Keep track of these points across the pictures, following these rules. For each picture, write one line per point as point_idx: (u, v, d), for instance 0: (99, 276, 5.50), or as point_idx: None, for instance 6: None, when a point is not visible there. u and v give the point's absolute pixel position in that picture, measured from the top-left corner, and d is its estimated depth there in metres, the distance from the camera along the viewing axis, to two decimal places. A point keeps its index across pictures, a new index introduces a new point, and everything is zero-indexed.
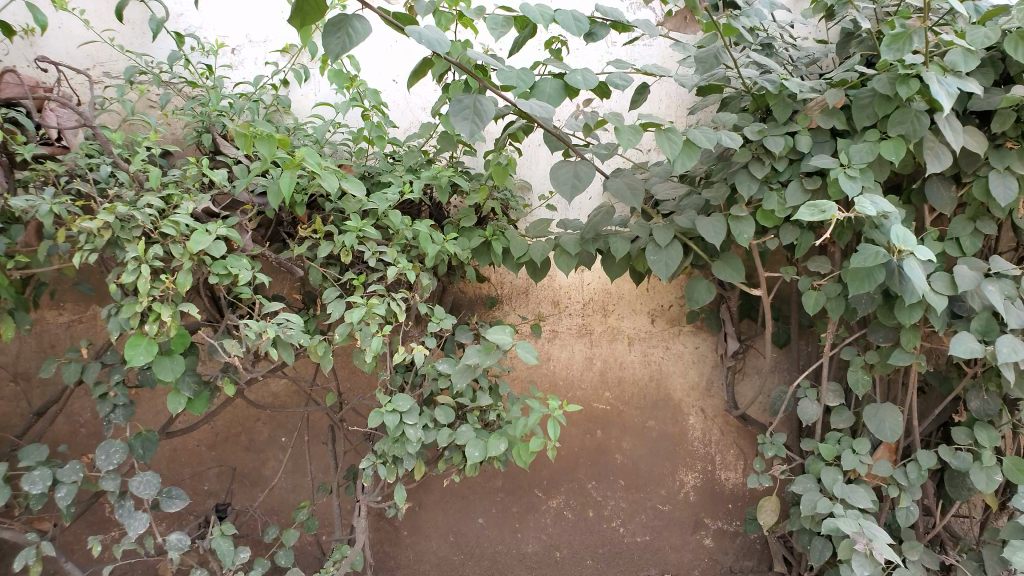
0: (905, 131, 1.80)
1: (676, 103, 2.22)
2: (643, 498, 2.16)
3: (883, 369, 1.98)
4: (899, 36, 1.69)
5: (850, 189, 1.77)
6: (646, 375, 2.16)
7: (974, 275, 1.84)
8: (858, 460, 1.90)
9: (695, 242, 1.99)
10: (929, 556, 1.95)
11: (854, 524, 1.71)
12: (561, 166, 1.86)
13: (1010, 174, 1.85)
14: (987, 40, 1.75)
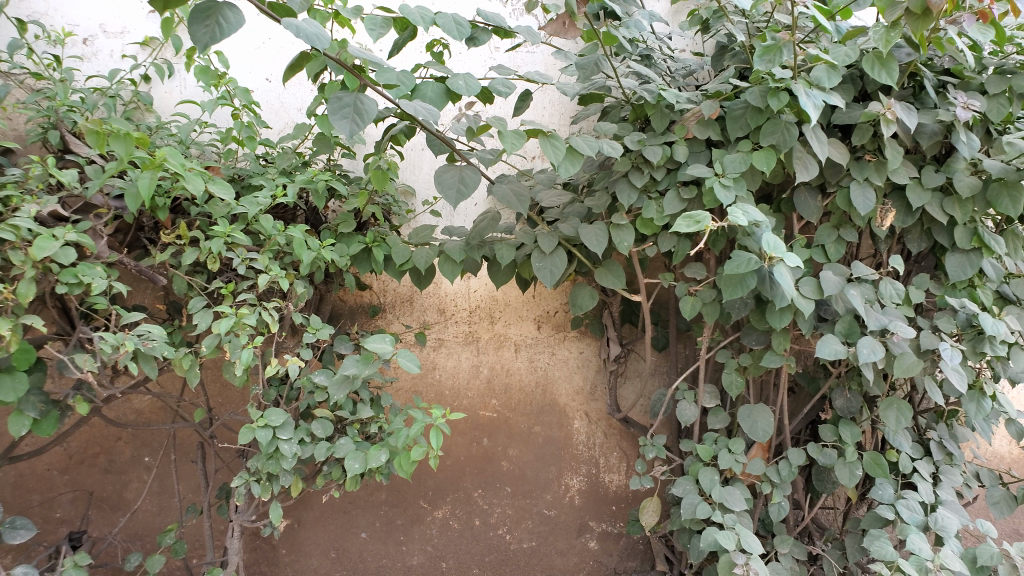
0: (776, 142, 1.88)
1: (559, 111, 2.24)
2: (529, 503, 2.17)
3: (756, 371, 2.06)
4: (770, 49, 1.78)
5: (724, 198, 1.84)
6: (533, 381, 2.16)
7: (838, 281, 1.94)
8: (734, 459, 1.98)
9: (579, 250, 2.01)
10: (798, 548, 2.05)
11: (734, 541, 1.80)
12: (446, 170, 1.82)
13: (869, 185, 1.95)
14: (846, 57, 1.83)
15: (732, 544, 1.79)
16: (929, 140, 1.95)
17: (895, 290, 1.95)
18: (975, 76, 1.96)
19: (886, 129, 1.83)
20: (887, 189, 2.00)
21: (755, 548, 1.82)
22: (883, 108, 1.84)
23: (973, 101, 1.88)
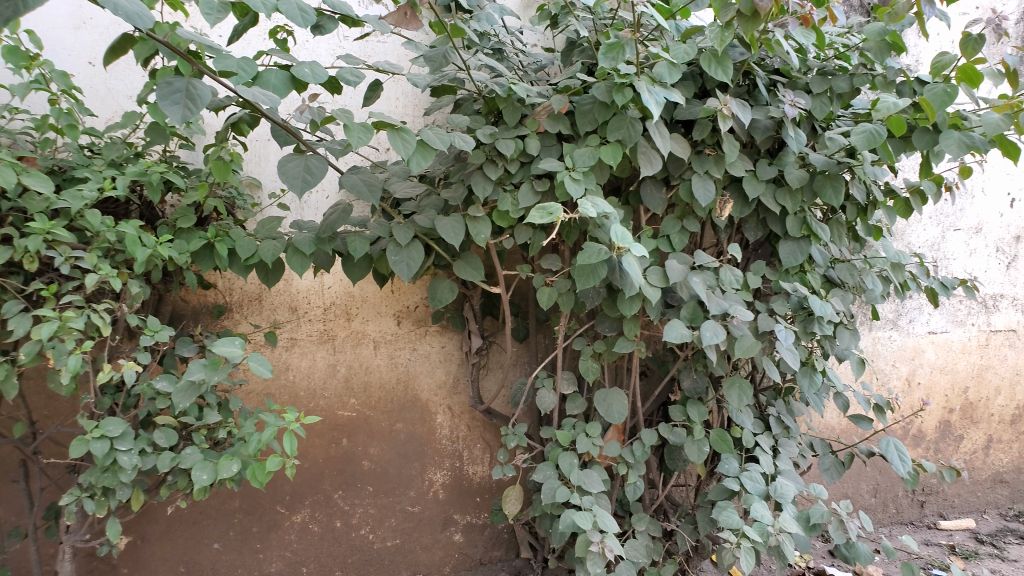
0: (622, 136, 1.96)
1: (412, 104, 2.22)
2: (391, 502, 2.21)
3: (611, 357, 2.15)
4: (614, 46, 1.86)
5: (575, 191, 1.90)
6: (393, 378, 2.19)
7: (682, 269, 2.04)
8: (591, 442, 2.06)
9: (435, 243, 2.02)
10: (653, 525, 2.16)
11: (591, 521, 1.89)
12: (290, 160, 1.77)
13: (710, 178, 2.06)
14: (685, 55, 1.92)
15: (588, 524, 1.88)
16: (762, 135, 2.08)
17: (734, 277, 2.08)
18: (801, 76, 2.12)
19: (723, 124, 1.93)
20: (725, 182, 2.13)
21: (610, 527, 1.92)
22: (720, 104, 1.94)
23: (798, 100, 2.03)
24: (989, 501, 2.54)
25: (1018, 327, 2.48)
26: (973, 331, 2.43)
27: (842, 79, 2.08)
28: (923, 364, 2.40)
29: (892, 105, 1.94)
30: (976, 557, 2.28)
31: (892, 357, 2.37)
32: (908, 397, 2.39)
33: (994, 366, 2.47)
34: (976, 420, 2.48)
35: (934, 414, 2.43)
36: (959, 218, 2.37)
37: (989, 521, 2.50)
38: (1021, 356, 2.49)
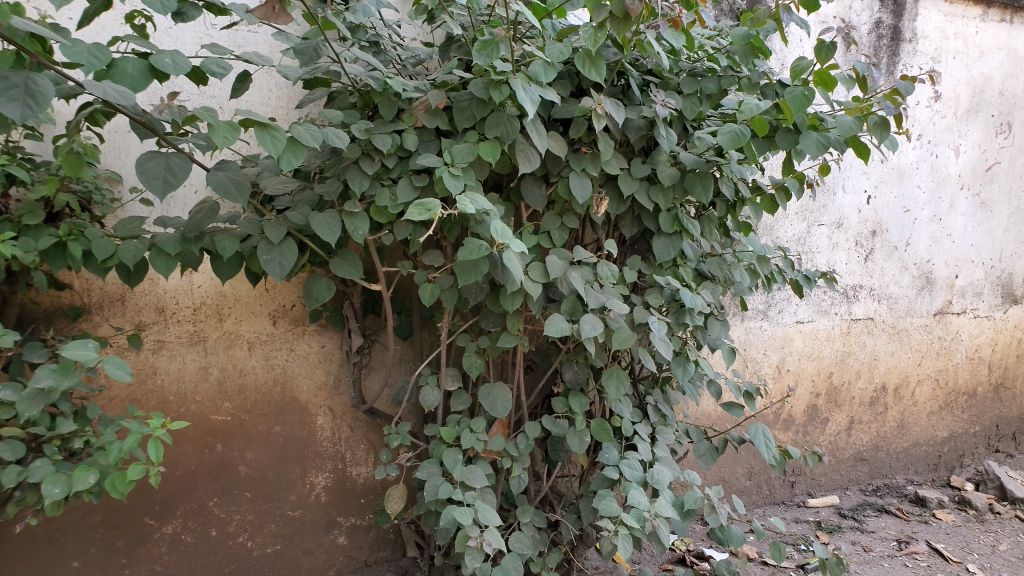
0: (500, 133, 1.98)
1: (285, 96, 2.17)
2: (271, 507, 2.16)
3: (494, 352, 2.17)
4: (488, 43, 1.86)
5: (453, 187, 1.90)
6: (270, 380, 2.15)
7: (562, 264, 2.08)
8: (476, 438, 2.08)
9: (311, 240, 1.98)
10: (538, 516, 2.21)
11: (470, 516, 1.91)
12: (149, 158, 1.65)
13: (586, 175, 2.11)
14: (560, 53, 1.94)
15: (467, 518, 1.90)
16: (636, 134, 2.15)
17: (611, 271, 2.14)
18: (672, 77, 2.19)
19: (598, 123, 1.98)
20: (602, 179, 2.18)
21: (490, 520, 1.94)
22: (595, 103, 1.98)
23: (668, 99, 2.10)
24: (852, 478, 2.72)
25: (876, 315, 2.66)
26: (836, 320, 2.59)
27: (710, 80, 2.16)
28: (792, 352, 2.53)
29: (754, 107, 2.04)
30: (839, 531, 2.45)
31: (763, 346, 2.49)
32: (777, 383, 2.52)
33: (855, 353, 2.64)
34: (839, 404, 2.65)
35: (803, 399, 2.57)
36: (822, 214, 2.50)
37: (851, 497, 2.68)
38: (877, 343, 2.68)
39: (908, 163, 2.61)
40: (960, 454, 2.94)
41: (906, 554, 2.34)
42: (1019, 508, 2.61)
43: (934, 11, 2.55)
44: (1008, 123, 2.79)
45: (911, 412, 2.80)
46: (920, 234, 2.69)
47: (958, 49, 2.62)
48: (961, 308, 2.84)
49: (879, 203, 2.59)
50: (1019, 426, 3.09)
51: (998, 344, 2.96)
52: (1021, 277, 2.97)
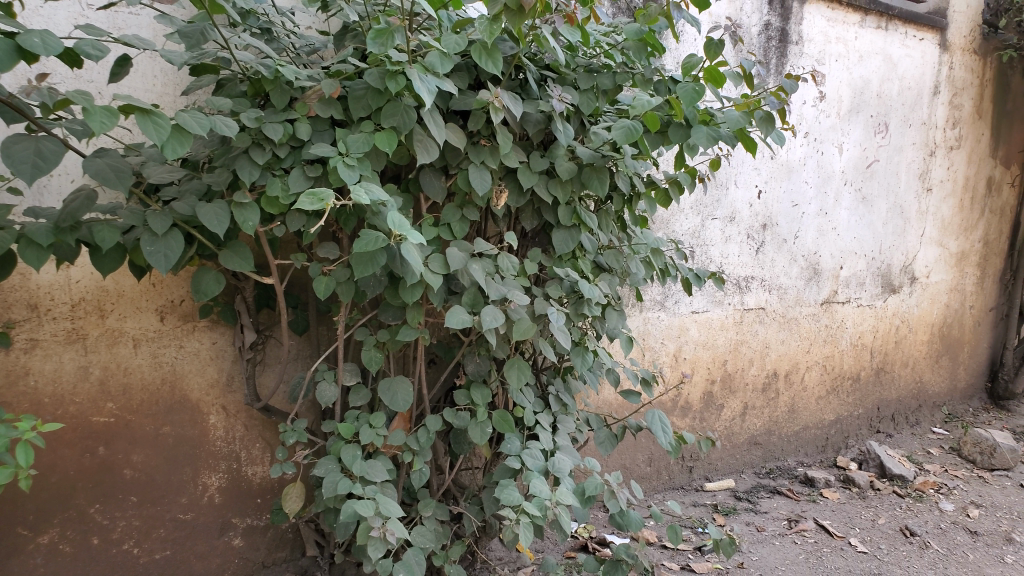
0: (396, 123, 1.96)
1: (171, 82, 2.09)
2: (160, 511, 2.06)
3: (393, 345, 2.15)
4: (382, 32, 1.84)
5: (348, 177, 1.87)
6: (158, 379, 2.06)
7: (462, 256, 2.08)
8: (375, 433, 2.06)
9: (198, 232, 1.90)
10: (440, 509, 2.20)
11: (372, 508, 1.89)
12: (16, 141, 1.48)
13: (485, 168, 2.11)
14: (456, 45, 1.95)
15: (369, 510, 1.88)
16: (534, 128, 2.17)
17: (511, 263, 2.16)
18: (569, 72, 2.22)
19: (495, 116, 1.98)
20: (501, 171, 2.19)
21: (392, 512, 1.94)
22: (492, 96, 1.99)
23: (565, 94, 2.13)
24: (746, 462, 2.84)
25: (767, 305, 2.78)
26: (729, 310, 2.69)
27: (606, 77, 2.21)
28: (688, 341, 2.62)
29: (647, 102, 2.09)
30: (734, 512, 2.55)
31: (661, 335, 2.56)
32: (674, 371, 2.60)
33: (747, 341, 2.76)
34: (733, 390, 2.75)
35: (698, 386, 2.66)
36: (716, 208, 2.59)
37: (746, 480, 2.79)
38: (768, 331, 2.80)
39: (796, 160, 2.74)
40: (845, 435, 3.11)
41: (795, 531, 2.47)
42: (896, 485, 2.79)
43: (818, 15, 2.68)
44: (885, 123, 2.97)
45: (801, 396, 2.94)
46: (807, 228, 2.83)
47: (840, 53, 2.77)
48: (845, 298, 3.00)
49: (769, 198, 2.71)
50: (898, 408, 3.30)
51: (879, 331, 3.15)
52: (899, 268, 3.17)
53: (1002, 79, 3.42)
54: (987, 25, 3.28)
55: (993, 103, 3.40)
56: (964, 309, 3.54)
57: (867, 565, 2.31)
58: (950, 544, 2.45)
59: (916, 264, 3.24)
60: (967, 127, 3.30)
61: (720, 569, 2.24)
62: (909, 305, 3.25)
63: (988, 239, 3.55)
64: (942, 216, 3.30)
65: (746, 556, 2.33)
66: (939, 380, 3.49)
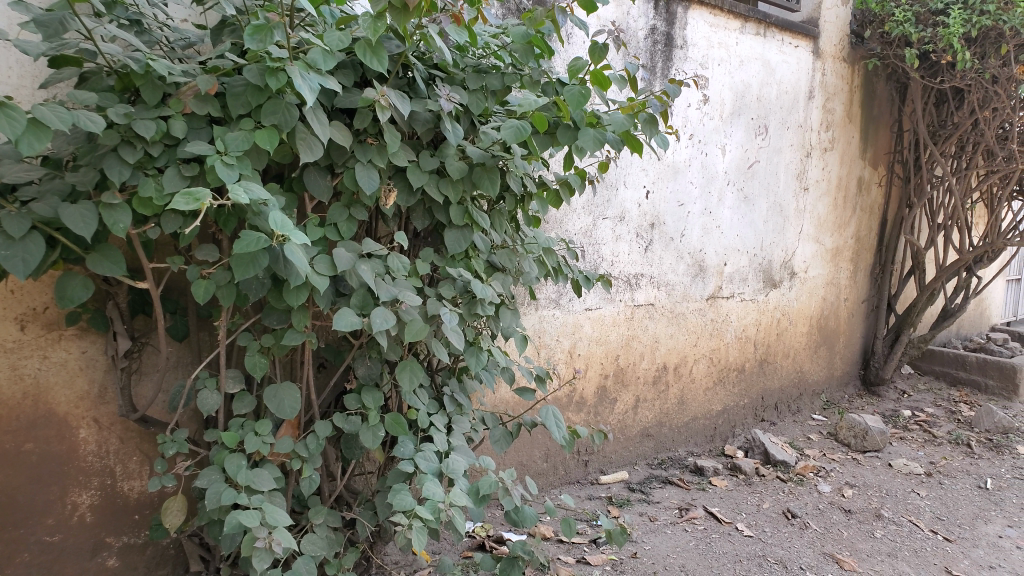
0: (277, 121, 1.89)
1: (29, 74, 1.95)
2: (23, 534, 1.93)
3: (279, 350, 2.09)
4: (260, 28, 1.78)
5: (226, 176, 1.79)
6: (19, 392, 1.92)
7: (350, 256, 2.03)
8: (261, 440, 2.00)
9: (61, 234, 1.78)
10: (332, 515, 2.16)
11: (258, 519, 1.82)
12: None
13: (372, 167, 2.07)
14: (340, 42, 1.90)
15: (253, 521, 1.81)
16: (422, 127, 2.15)
17: (402, 263, 2.13)
18: (458, 72, 2.21)
19: (382, 114, 1.95)
20: (390, 171, 2.15)
21: (280, 520, 1.86)
22: (378, 94, 1.95)
23: (453, 94, 2.12)
24: (639, 454, 2.92)
25: (656, 301, 2.87)
26: (621, 306, 2.76)
27: (494, 78, 2.21)
28: (582, 337, 2.67)
29: (534, 102, 2.11)
30: (628, 504, 2.62)
31: (556, 332, 2.60)
32: (568, 368, 2.64)
33: (638, 336, 2.84)
34: (625, 384, 2.82)
35: (592, 381, 2.72)
36: (606, 208, 2.66)
37: (639, 471, 2.87)
38: (658, 327, 2.89)
39: (681, 161, 2.84)
40: (732, 425, 3.25)
41: (686, 520, 2.56)
42: (779, 470, 2.94)
43: (701, 21, 2.79)
44: (765, 126, 3.12)
45: (689, 388, 3.05)
46: (693, 226, 2.93)
47: (721, 57, 2.89)
48: (729, 293, 3.14)
49: (656, 198, 2.79)
50: (780, 397, 3.48)
51: (761, 324, 3.31)
52: (779, 263, 3.34)
53: (869, 85, 3.66)
54: (855, 36, 3.51)
55: (862, 108, 3.63)
56: (839, 301, 3.76)
57: (752, 548, 2.42)
58: (827, 523, 2.61)
59: (795, 259, 3.42)
60: (839, 130, 3.52)
61: (614, 560, 2.30)
62: (789, 298, 3.43)
63: (860, 235, 3.80)
64: (818, 214, 3.50)
65: (639, 546, 2.39)
66: (818, 369, 3.70)
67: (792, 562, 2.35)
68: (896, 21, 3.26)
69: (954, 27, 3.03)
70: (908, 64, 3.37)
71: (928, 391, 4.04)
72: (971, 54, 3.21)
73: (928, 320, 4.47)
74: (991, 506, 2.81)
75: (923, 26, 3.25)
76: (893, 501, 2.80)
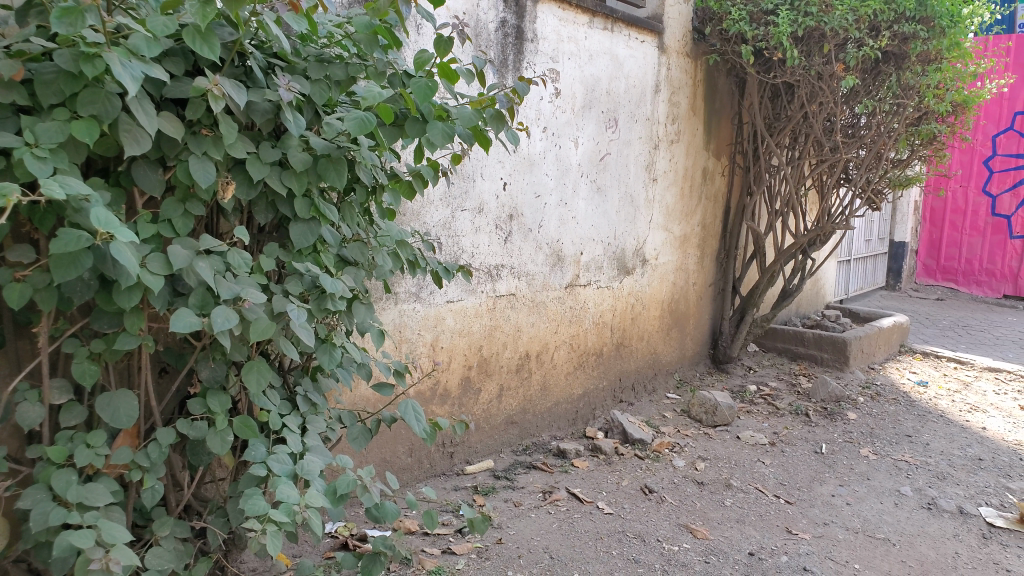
0: (97, 112, 1.74)
1: None
2: None
3: (112, 356, 1.96)
4: (70, 11, 1.60)
5: (39, 171, 1.64)
6: None
7: (186, 254, 1.92)
8: (95, 453, 1.87)
9: None
10: (179, 526, 2.06)
11: (92, 539, 1.66)
12: None
13: (208, 160, 1.97)
14: (165, 28, 1.77)
15: (87, 541, 1.64)
16: (262, 117, 2.05)
17: (244, 260, 2.04)
18: (299, 61, 2.14)
19: (216, 105, 1.85)
20: (228, 163, 2.05)
21: (116, 539, 1.70)
22: (210, 84, 1.85)
23: (293, 83, 2.04)
24: (504, 441, 2.96)
25: (517, 291, 2.92)
26: (482, 297, 2.79)
27: (338, 67, 2.16)
28: (444, 330, 2.67)
29: (378, 94, 2.07)
30: (493, 492, 2.66)
31: (417, 326, 2.59)
32: (429, 360, 2.64)
33: (501, 326, 2.88)
34: (489, 374, 2.86)
35: (456, 373, 2.73)
36: (464, 200, 2.66)
37: (504, 459, 2.92)
38: (520, 316, 2.95)
39: (536, 153, 2.89)
40: (592, 407, 3.37)
41: (549, 502, 2.62)
42: (637, 448, 3.07)
43: (550, 15, 2.85)
44: (614, 118, 3.23)
45: (551, 374, 3.13)
46: (550, 217, 3.00)
47: (571, 51, 2.96)
48: (587, 280, 3.24)
49: (514, 189, 2.83)
50: (637, 378, 3.64)
51: (617, 309, 3.44)
52: (631, 251, 3.47)
53: (711, 80, 3.87)
54: (696, 32, 3.69)
55: (705, 101, 3.84)
56: (688, 286, 3.97)
57: (612, 525, 2.52)
58: (681, 496, 2.75)
59: (646, 247, 3.57)
60: (684, 123, 3.70)
61: (479, 548, 2.32)
62: (641, 284, 3.59)
63: (705, 223, 4.02)
64: (666, 203, 3.67)
65: (504, 531, 2.43)
66: (671, 351, 3.90)
67: (649, 535, 2.47)
68: (733, 19, 3.48)
69: (783, 26, 3.29)
70: (744, 60, 3.59)
71: (771, 366, 4.35)
72: (799, 51, 3.46)
73: (770, 300, 4.80)
74: (825, 468, 3.08)
75: (756, 25, 3.48)
76: (741, 471, 2.99)
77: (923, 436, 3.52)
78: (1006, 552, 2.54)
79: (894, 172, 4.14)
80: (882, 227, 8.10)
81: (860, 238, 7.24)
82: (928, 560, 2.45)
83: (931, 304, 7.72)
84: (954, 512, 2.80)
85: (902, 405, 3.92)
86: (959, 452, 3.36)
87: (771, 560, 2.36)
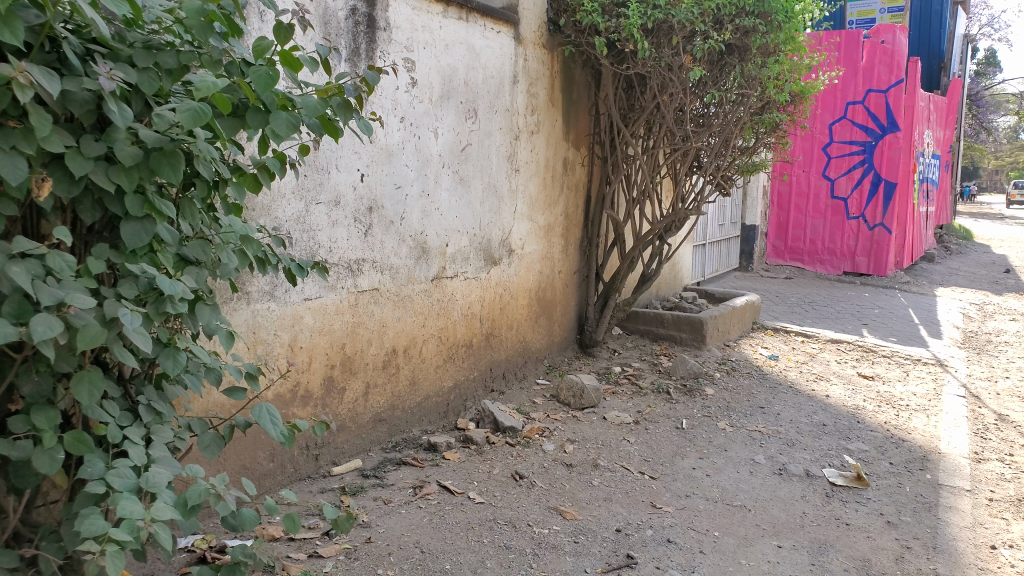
0: None
1: None
2: None
3: None
4: None
5: None
6: None
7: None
8: None
9: None
10: (6, 556, 1.87)
11: None
12: None
13: (18, 154, 1.75)
14: None
15: None
16: (81, 108, 1.85)
17: (66, 262, 1.80)
18: (123, 48, 1.94)
19: (22, 95, 1.64)
20: (43, 158, 1.84)
21: None
22: (14, 71, 1.64)
23: (117, 71, 1.85)
24: (373, 440, 2.91)
25: (380, 286, 2.87)
26: (343, 294, 2.72)
27: (168, 55, 1.99)
28: (303, 328, 2.59)
29: (214, 83, 1.94)
30: (361, 491, 2.61)
31: (272, 326, 2.49)
32: (286, 361, 2.55)
33: (364, 322, 2.82)
34: (353, 372, 2.80)
35: (317, 372, 2.65)
36: (318, 192, 2.58)
37: (372, 457, 2.87)
38: (384, 311, 2.90)
39: (394, 144, 2.85)
40: (463, 399, 3.37)
41: (420, 496, 2.60)
42: (508, 436, 3.11)
43: (402, 4, 2.81)
44: (473, 109, 3.23)
45: (419, 368, 3.10)
46: (411, 209, 2.97)
47: (426, 41, 2.94)
48: (453, 272, 3.24)
49: (372, 181, 2.78)
50: (507, 367, 3.68)
51: (485, 301, 3.46)
52: (497, 241, 3.50)
53: (567, 71, 3.94)
54: (551, 23, 3.74)
55: (563, 92, 3.92)
56: (554, 275, 4.05)
57: (484, 513, 2.53)
58: (551, 479, 2.80)
59: (511, 237, 3.61)
60: (543, 114, 3.76)
61: (347, 548, 2.26)
62: (509, 274, 3.62)
63: (568, 212, 4.11)
64: (529, 193, 3.71)
65: (372, 530, 2.39)
66: (540, 337, 3.96)
67: (520, 520, 2.50)
68: (586, 11, 3.56)
69: (633, 18, 3.41)
70: (598, 51, 3.69)
71: (635, 348, 4.51)
72: (650, 43, 3.60)
73: (630, 287, 4.98)
74: (686, 443, 3.23)
75: (609, 16, 3.59)
76: (607, 450, 3.09)
77: (774, 406, 3.77)
78: (846, 508, 2.76)
79: (742, 159, 4.36)
80: (734, 211, 8.63)
81: (711, 223, 7.67)
82: (779, 522, 2.62)
83: (782, 283, 8.28)
84: (802, 475, 3.01)
85: (756, 378, 4.19)
86: (807, 419, 3.63)
87: (637, 535, 2.45)
